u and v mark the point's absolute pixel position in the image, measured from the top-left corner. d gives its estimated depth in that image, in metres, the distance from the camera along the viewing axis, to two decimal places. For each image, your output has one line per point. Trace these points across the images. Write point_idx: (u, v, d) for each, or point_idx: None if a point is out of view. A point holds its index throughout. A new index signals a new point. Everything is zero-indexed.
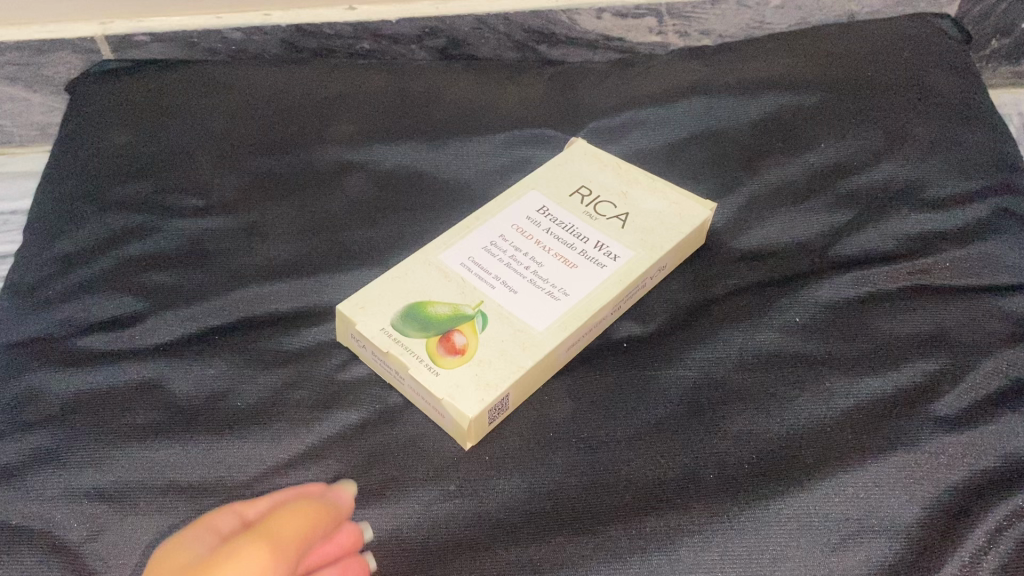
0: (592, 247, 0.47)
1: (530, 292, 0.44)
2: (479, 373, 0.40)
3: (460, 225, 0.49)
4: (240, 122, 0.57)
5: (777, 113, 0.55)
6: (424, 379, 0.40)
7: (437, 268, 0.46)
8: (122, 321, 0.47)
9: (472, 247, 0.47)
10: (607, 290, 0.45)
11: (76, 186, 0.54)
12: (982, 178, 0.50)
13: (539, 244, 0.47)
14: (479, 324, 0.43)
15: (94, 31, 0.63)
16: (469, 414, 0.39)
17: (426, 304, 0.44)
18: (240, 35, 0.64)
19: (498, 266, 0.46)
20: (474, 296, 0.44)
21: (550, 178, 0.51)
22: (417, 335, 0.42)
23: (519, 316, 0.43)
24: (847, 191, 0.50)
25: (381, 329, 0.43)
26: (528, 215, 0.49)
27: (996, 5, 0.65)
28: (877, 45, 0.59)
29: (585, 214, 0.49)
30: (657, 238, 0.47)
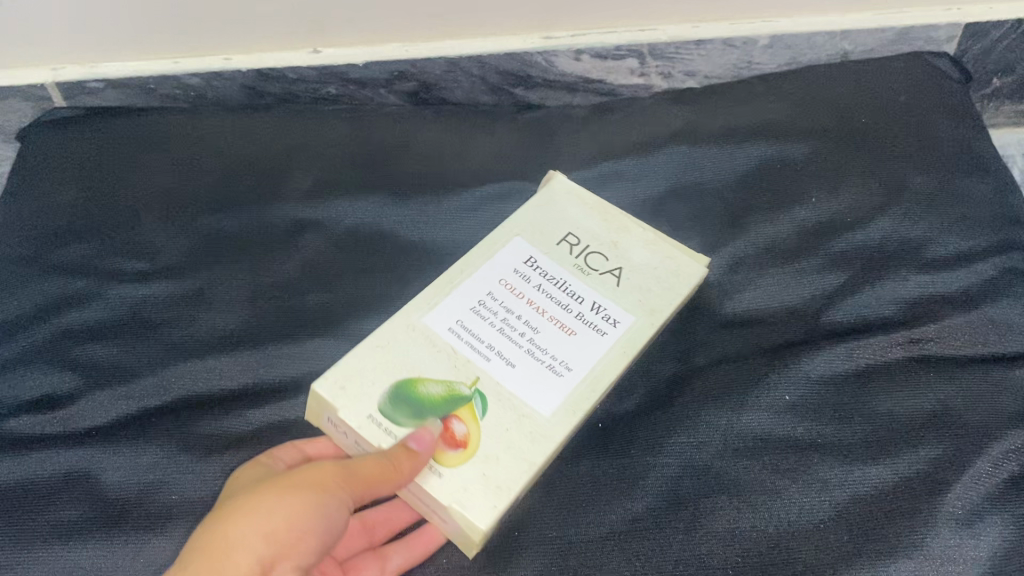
0: (589, 309, 0.43)
1: (529, 366, 0.41)
2: (486, 473, 0.37)
3: (441, 279, 0.44)
4: (194, 176, 0.54)
5: (764, 163, 0.51)
6: (429, 483, 0.37)
7: (421, 335, 0.42)
8: (53, 401, 0.43)
9: (456, 308, 0.43)
10: (611, 364, 0.41)
11: (17, 248, 0.51)
12: (985, 237, 0.47)
13: (530, 304, 0.43)
14: (479, 409, 0.39)
15: (46, 76, 0.60)
16: (483, 526, 0.36)
17: (415, 382, 0.40)
18: (198, 80, 0.61)
19: (489, 330, 0.42)
20: (466, 371, 0.41)
21: (534, 222, 0.47)
22: (410, 424, 0.39)
23: (520, 398, 0.40)
24: (840, 250, 0.46)
25: (369, 417, 0.39)
26: (516, 268, 0.45)
27: (997, 44, 0.62)
28: (872, 87, 0.56)
29: (576, 266, 0.45)
30: (658, 298, 0.44)
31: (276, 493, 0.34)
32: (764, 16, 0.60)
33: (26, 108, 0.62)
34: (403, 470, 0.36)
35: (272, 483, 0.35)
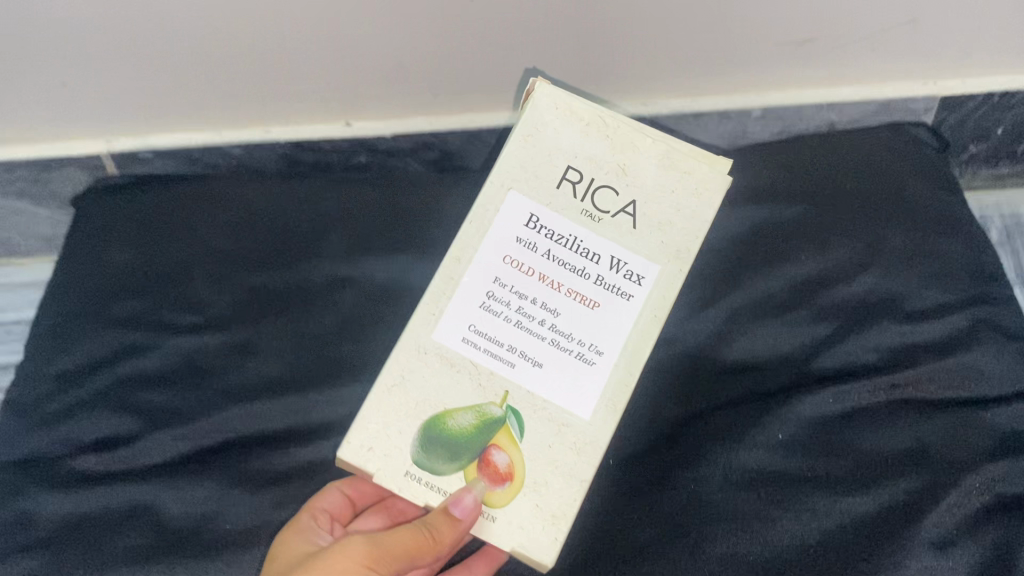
0: (608, 270, 0.44)
1: (561, 363, 0.43)
2: (538, 503, 0.43)
3: (442, 279, 0.45)
4: (237, 235, 0.59)
5: (758, 224, 0.56)
6: (486, 528, 0.43)
7: (435, 357, 0.44)
8: (117, 440, 0.48)
9: (466, 311, 0.44)
10: (642, 330, 0.43)
11: (78, 302, 0.56)
12: (960, 291, 0.52)
13: (545, 281, 0.44)
14: (516, 430, 0.43)
15: (100, 148, 0.66)
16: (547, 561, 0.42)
17: (442, 418, 0.43)
18: (240, 150, 0.67)
19: (508, 328, 0.44)
20: (492, 388, 0.43)
21: (525, 164, 0.45)
22: (449, 468, 0.43)
23: (558, 402, 0.43)
24: (828, 304, 0.51)
25: (405, 474, 0.43)
26: (521, 237, 0.44)
27: (970, 114, 0.68)
28: (856, 153, 0.61)
29: (584, 216, 0.44)
30: (678, 236, 0.44)
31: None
32: (757, 91, 0.65)
33: (81, 176, 0.68)
34: (444, 539, 0.40)
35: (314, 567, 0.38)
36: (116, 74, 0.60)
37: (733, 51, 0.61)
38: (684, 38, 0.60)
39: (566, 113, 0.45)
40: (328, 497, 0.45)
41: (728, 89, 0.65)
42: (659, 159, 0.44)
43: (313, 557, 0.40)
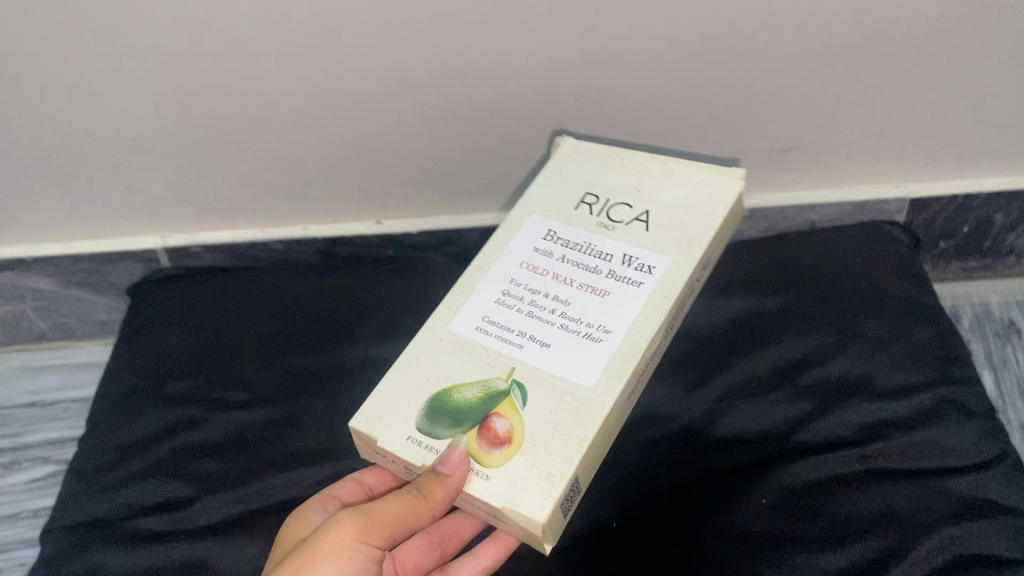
0: (619, 264, 0.49)
1: (568, 340, 0.47)
2: (534, 463, 0.43)
3: (467, 280, 0.51)
4: (280, 321, 0.66)
5: (744, 313, 0.63)
6: (480, 487, 0.43)
7: (452, 340, 0.48)
8: (174, 503, 0.54)
9: (485, 301, 0.49)
10: (652, 309, 0.47)
11: (139, 381, 0.62)
12: (927, 372, 0.58)
13: (560, 277, 0.50)
14: (518, 400, 0.45)
15: (156, 243, 0.74)
16: (539, 515, 0.41)
17: (449, 391, 0.46)
18: (281, 245, 0.75)
19: (521, 314, 0.48)
20: (501, 365, 0.46)
21: (548, 197, 0.54)
22: (449, 432, 0.45)
23: (564, 376, 0.45)
24: (807, 384, 0.57)
25: (407, 437, 0.45)
26: (540, 246, 0.51)
27: (938, 215, 0.75)
28: (833, 249, 0.68)
29: (598, 228, 0.52)
30: (686, 235, 0.50)
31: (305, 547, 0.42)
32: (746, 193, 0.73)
33: (139, 267, 0.76)
34: (436, 498, 0.43)
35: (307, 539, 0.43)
36: (182, 175, 0.68)
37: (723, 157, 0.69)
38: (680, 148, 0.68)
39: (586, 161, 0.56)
40: (341, 486, 0.50)
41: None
42: (668, 183, 0.53)
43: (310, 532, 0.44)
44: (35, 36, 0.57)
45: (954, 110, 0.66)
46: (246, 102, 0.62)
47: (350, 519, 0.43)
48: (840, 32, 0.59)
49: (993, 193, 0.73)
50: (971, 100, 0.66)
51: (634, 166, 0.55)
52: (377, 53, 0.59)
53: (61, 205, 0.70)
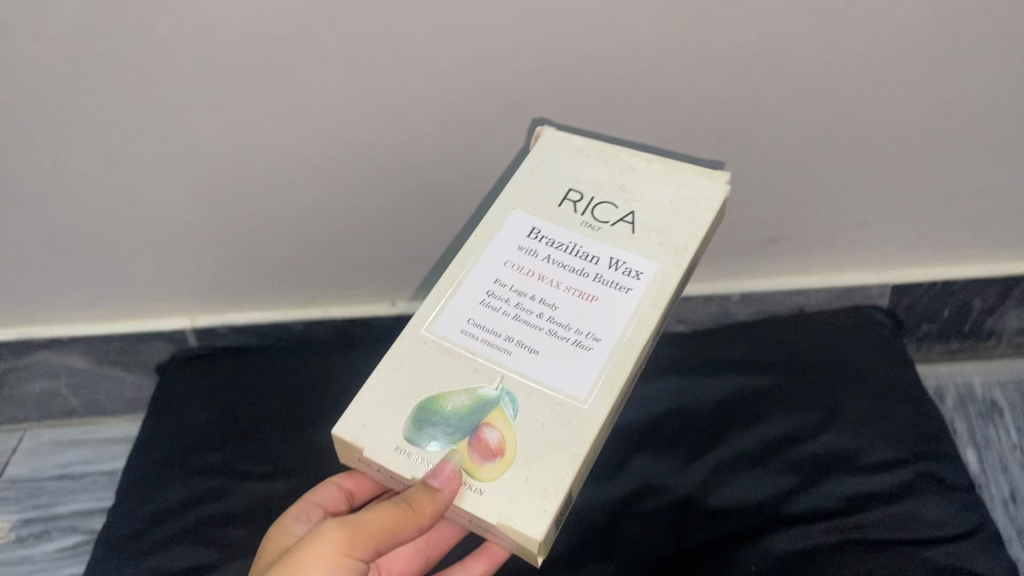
0: (607, 267, 0.46)
1: (557, 349, 0.44)
2: (529, 478, 0.41)
3: (446, 279, 0.47)
4: (301, 397, 0.70)
5: (736, 392, 0.67)
6: (473, 502, 0.41)
7: (435, 345, 0.45)
8: (200, 569, 0.58)
9: (467, 305, 0.46)
10: (642, 320, 0.44)
11: (165, 454, 0.66)
12: (908, 447, 0.62)
13: (544, 280, 0.46)
14: (509, 410, 0.42)
15: (185, 324, 0.79)
16: (536, 532, 0.39)
17: (438, 399, 0.43)
18: (302, 326, 0.80)
19: (507, 318, 0.45)
20: (489, 373, 0.44)
21: (532, 189, 0.50)
22: (440, 445, 0.42)
23: (554, 386, 0.43)
24: (794, 458, 0.61)
25: (395, 448, 0.42)
26: (522, 245, 0.47)
27: (918, 300, 0.80)
28: (820, 331, 0.73)
29: (584, 227, 0.47)
30: (676, 238, 0.46)
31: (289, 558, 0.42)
32: (736, 276, 0.79)
33: (167, 347, 0.81)
34: (424, 509, 0.41)
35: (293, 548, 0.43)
36: (216, 265, 0.74)
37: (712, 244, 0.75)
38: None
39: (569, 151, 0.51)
40: (322, 491, 0.53)
41: (711, 271, 0.79)
42: (656, 179, 0.49)
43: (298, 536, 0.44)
44: (87, 155, 0.62)
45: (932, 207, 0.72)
46: (280, 203, 0.68)
47: (334, 532, 0.43)
48: (823, 141, 0.65)
49: (970, 279, 0.78)
50: (946, 198, 0.71)
51: (620, 160, 0.50)
52: (400, 159, 0.65)
53: (99, 293, 0.76)
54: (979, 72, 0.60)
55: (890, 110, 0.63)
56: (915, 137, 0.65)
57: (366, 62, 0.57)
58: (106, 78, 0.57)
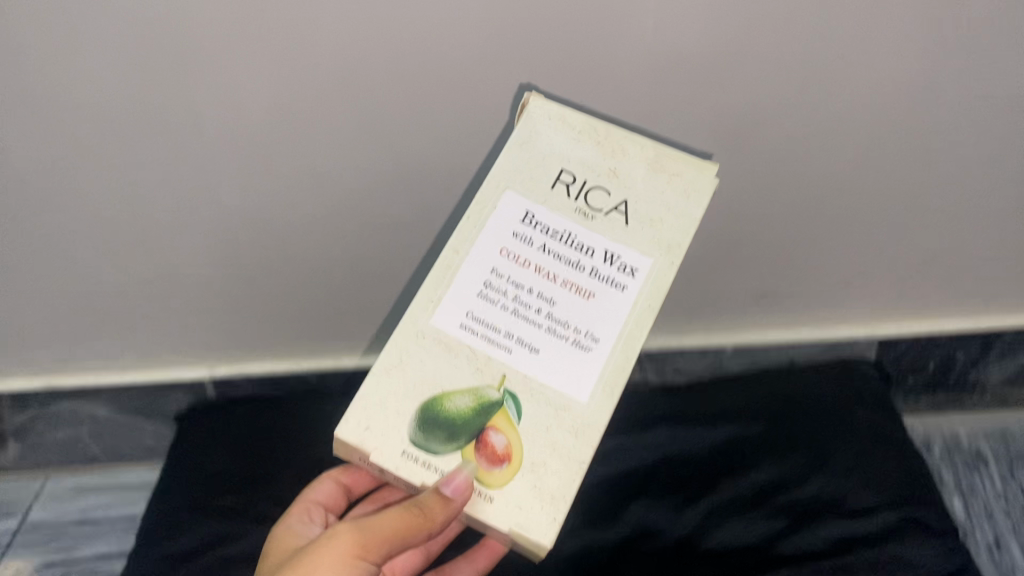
0: (603, 262, 0.46)
1: (557, 349, 0.45)
2: (537, 485, 0.43)
3: (439, 267, 0.46)
4: (317, 445, 0.74)
5: (729, 441, 0.70)
6: (485, 509, 0.43)
7: (434, 341, 0.45)
8: None
9: (463, 298, 0.45)
10: (638, 319, 0.45)
11: (186, 498, 0.70)
12: (891, 493, 0.65)
13: (541, 272, 0.46)
14: (513, 413, 0.44)
15: (204, 374, 0.83)
16: (548, 541, 0.42)
17: (441, 400, 0.44)
18: (316, 376, 0.85)
19: (506, 313, 0.45)
20: (490, 372, 0.44)
21: (521, 165, 0.48)
22: (447, 449, 0.44)
23: (556, 390, 0.44)
24: (783, 503, 0.65)
25: (403, 454, 0.44)
26: (517, 232, 0.46)
27: (904, 354, 0.85)
28: (807, 382, 0.76)
29: (578, 213, 0.47)
30: (670, 233, 0.46)
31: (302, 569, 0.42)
32: (726, 325, 0.84)
33: (189, 398, 0.85)
34: (435, 518, 0.42)
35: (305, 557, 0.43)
36: (241, 323, 0.79)
37: (703, 301, 0.81)
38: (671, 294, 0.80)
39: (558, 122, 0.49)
40: (321, 488, 0.57)
41: (704, 321, 0.84)
42: (650, 160, 0.48)
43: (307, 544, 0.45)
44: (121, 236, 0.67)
45: (916, 270, 0.77)
46: (300, 265, 0.72)
47: (345, 540, 0.43)
48: (808, 210, 0.70)
49: (954, 332, 0.83)
50: (928, 259, 0.76)
51: (611, 135, 0.48)
52: (413, 229, 0.70)
53: (129, 346, 0.80)
54: (961, 156, 0.65)
55: (877, 188, 0.68)
56: (899, 210, 0.70)
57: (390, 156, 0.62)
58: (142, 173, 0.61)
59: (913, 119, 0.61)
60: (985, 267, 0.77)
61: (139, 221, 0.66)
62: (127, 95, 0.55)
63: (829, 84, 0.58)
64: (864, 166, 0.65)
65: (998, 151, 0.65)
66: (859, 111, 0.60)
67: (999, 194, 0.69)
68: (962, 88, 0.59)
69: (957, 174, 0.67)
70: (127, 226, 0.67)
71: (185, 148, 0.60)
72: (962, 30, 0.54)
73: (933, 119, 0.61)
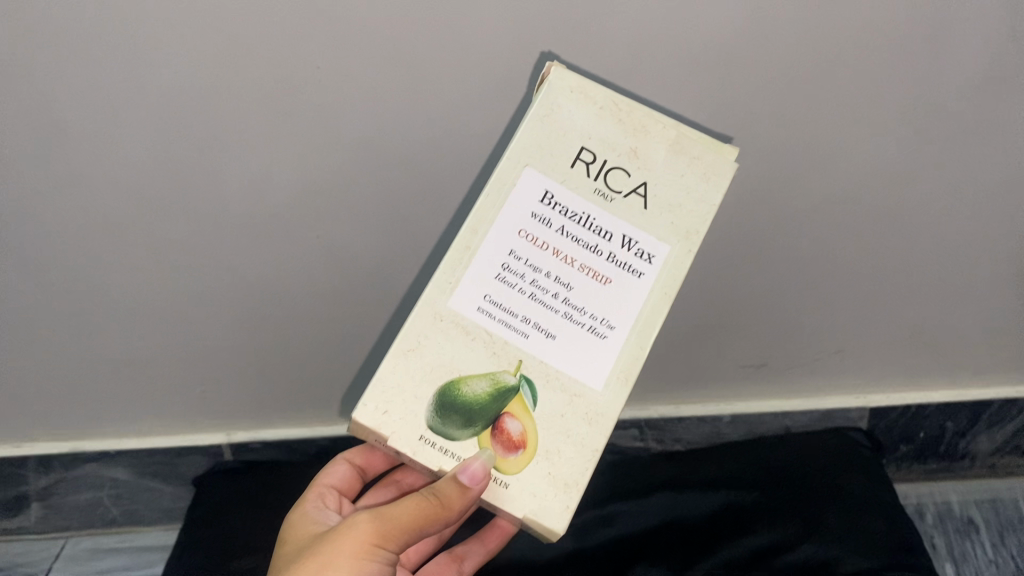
0: (621, 248, 0.47)
1: (573, 335, 0.46)
2: (552, 472, 0.45)
3: (458, 248, 0.47)
4: None
5: (725, 507, 0.74)
6: (501, 494, 0.45)
7: (453, 323, 0.47)
8: None
9: (482, 281, 0.47)
10: (654, 306, 0.46)
11: (204, 558, 0.73)
12: (884, 558, 0.67)
13: (559, 256, 0.47)
14: (529, 399, 0.46)
15: (222, 439, 0.87)
16: (560, 527, 0.44)
17: (458, 384, 0.46)
18: (329, 441, 0.89)
19: (524, 296, 0.46)
20: (508, 357, 0.46)
21: (539, 140, 0.48)
22: (464, 435, 0.46)
23: (573, 375, 0.46)
24: (777, 567, 0.68)
25: (420, 439, 0.46)
26: (536, 211, 0.47)
27: (894, 424, 0.89)
28: (802, 450, 0.80)
29: (597, 195, 0.47)
30: (688, 220, 0.47)
31: (324, 555, 0.46)
32: (721, 392, 0.88)
33: (207, 461, 0.89)
34: (452, 506, 0.44)
35: (327, 544, 0.46)
36: (260, 388, 0.83)
37: (702, 367, 0.85)
38: (670, 358, 0.84)
39: (580, 92, 0.48)
40: (336, 471, 0.60)
41: (700, 388, 0.87)
42: (672, 138, 0.47)
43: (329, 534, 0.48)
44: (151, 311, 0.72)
45: (903, 340, 0.81)
46: (318, 338, 0.77)
47: (365, 529, 0.46)
48: (795, 285, 0.75)
49: (941, 403, 0.87)
50: (915, 332, 0.80)
51: (633, 110, 0.48)
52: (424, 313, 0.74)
53: (152, 411, 0.84)
54: (940, 236, 0.70)
55: (862, 262, 0.72)
56: (884, 284, 0.75)
57: (413, 242, 0.67)
58: (170, 259, 0.66)
59: (892, 201, 0.66)
60: (968, 340, 0.81)
61: (170, 297, 0.70)
62: (166, 193, 0.60)
63: (810, 174, 0.63)
64: (849, 241, 0.70)
65: (975, 232, 0.69)
66: (842, 192, 0.65)
67: (977, 271, 0.74)
68: (931, 184, 0.64)
69: (937, 251, 0.71)
70: (159, 303, 0.71)
71: (217, 236, 0.64)
72: (937, 127, 0.59)
73: (911, 202, 0.66)
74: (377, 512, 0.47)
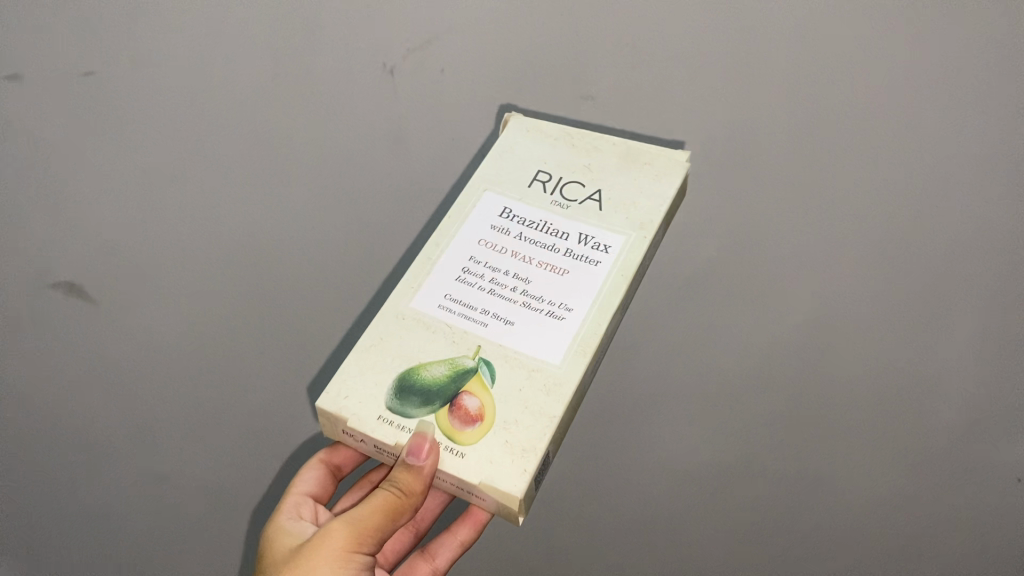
0: (577, 250, 0.74)
1: (537, 310, 0.70)
2: (507, 441, 0.63)
3: (427, 258, 0.74)
4: None
5: None
6: (455, 462, 0.62)
7: (421, 315, 0.70)
8: None
9: (450, 284, 0.72)
10: (611, 276, 0.72)
11: None
12: None
13: (523, 259, 0.73)
14: (487, 378, 0.66)
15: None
16: (516, 488, 0.61)
17: (417, 370, 0.67)
18: None
19: (486, 288, 0.71)
20: (473, 344, 0.68)
21: (499, 175, 0.80)
22: (415, 412, 0.65)
23: (535, 358, 0.67)
24: None
25: (378, 419, 0.65)
26: (497, 220, 0.76)
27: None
28: None
29: (554, 207, 0.77)
30: (638, 220, 0.76)
31: (311, 558, 0.59)
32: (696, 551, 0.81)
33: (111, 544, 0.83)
34: (415, 485, 0.61)
35: (314, 547, 0.60)
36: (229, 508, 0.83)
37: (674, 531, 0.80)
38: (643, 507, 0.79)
39: (534, 130, 0.84)
40: (306, 480, 0.72)
41: (668, 539, 0.80)
42: (620, 162, 0.80)
43: (312, 538, 0.61)
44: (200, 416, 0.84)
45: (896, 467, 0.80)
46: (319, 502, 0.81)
47: (343, 535, 0.60)
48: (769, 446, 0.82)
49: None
50: (911, 457, 0.80)
51: (580, 147, 0.82)
52: None
53: (104, 501, 0.82)
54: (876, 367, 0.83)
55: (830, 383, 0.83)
56: (853, 390, 0.83)
57: None
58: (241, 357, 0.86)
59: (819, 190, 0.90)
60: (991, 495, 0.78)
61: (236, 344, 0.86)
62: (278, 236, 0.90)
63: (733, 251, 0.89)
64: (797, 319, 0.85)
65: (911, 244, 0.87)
66: (778, 319, 0.85)
67: (953, 377, 0.82)
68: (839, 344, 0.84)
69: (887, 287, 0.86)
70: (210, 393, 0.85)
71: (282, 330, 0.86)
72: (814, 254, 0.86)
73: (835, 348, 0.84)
74: (355, 517, 0.61)
